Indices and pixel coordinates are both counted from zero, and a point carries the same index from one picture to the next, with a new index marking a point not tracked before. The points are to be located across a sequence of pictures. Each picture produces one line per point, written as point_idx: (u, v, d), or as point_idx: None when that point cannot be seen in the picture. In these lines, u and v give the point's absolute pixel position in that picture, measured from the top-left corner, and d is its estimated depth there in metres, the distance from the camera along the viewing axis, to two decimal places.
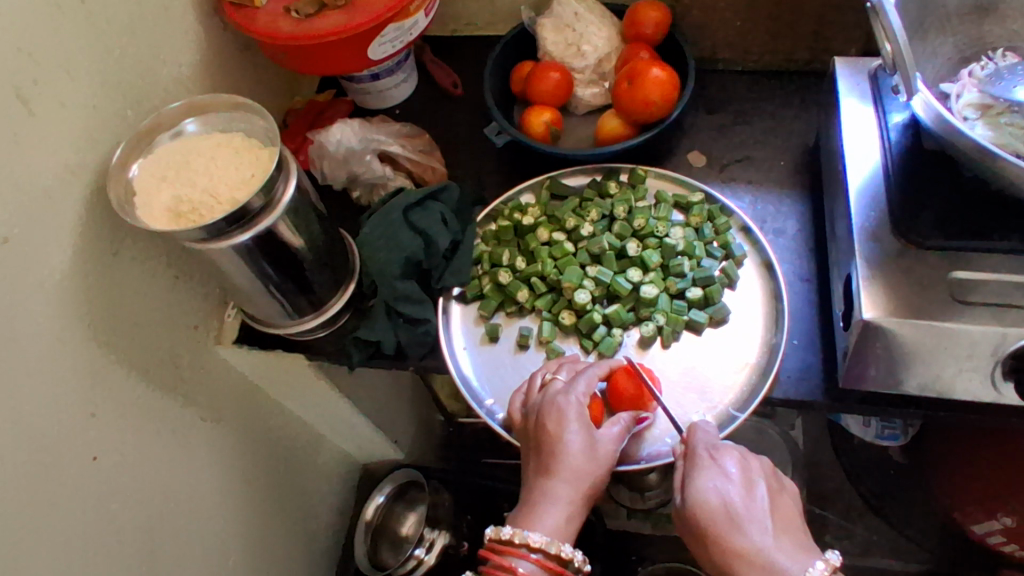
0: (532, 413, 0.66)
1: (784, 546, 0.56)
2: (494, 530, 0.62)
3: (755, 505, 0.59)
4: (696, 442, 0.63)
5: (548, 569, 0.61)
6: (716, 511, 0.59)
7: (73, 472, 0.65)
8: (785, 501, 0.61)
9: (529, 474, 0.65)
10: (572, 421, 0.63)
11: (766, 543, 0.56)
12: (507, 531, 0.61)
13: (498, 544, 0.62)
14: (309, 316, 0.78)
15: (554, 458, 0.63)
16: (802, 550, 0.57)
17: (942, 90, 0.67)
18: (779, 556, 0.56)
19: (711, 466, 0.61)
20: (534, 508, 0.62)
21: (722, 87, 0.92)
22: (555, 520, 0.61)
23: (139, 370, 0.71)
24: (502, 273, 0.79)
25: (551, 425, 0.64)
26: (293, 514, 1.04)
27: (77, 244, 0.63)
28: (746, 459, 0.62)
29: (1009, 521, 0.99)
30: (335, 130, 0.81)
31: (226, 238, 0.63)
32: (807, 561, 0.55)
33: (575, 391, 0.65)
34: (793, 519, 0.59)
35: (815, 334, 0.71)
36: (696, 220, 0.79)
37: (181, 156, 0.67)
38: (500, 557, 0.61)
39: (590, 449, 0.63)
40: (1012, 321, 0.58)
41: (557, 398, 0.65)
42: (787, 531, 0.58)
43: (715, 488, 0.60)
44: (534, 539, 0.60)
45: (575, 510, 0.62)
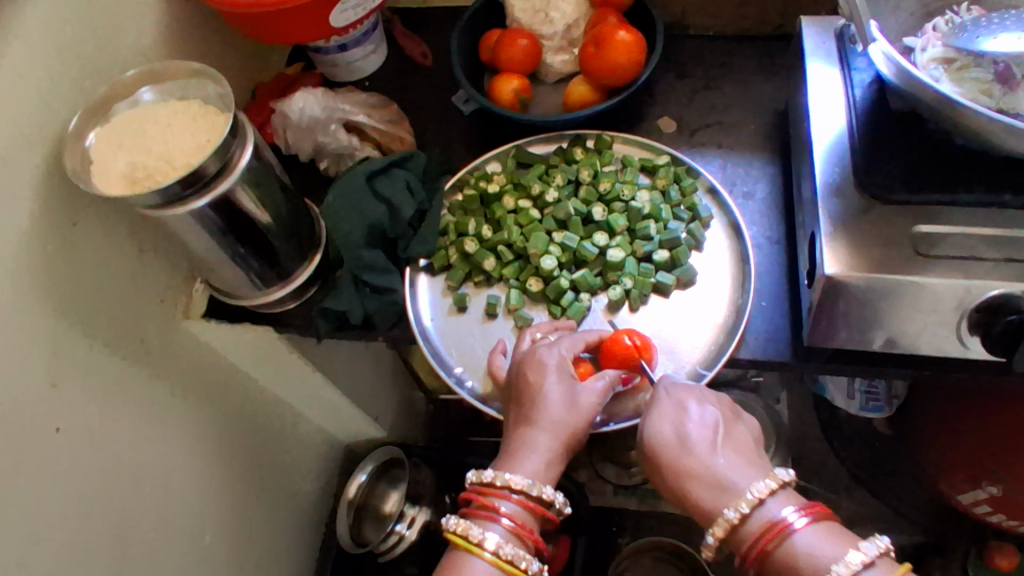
0: (513, 367, 0.66)
1: (734, 462, 0.57)
2: (475, 473, 0.61)
3: (704, 427, 0.59)
4: (660, 388, 0.63)
5: (530, 509, 0.59)
6: (667, 439, 0.59)
7: (38, 445, 0.64)
8: (740, 428, 0.61)
9: (508, 426, 0.64)
10: (551, 373, 0.63)
11: (716, 461, 0.57)
12: (489, 473, 0.60)
13: (479, 487, 0.61)
14: (276, 286, 0.77)
15: (533, 407, 0.62)
16: (753, 466, 0.57)
17: (907, 45, 0.64)
18: (730, 474, 0.56)
19: (664, 400, 0.61)
20: (513, 454, 0.61)
21: (692, 53, 0.91)
22: (537, 466, 0.60)
23: (105, 342, 0.71)
24: (468, 242, 0.78)
25: (531, 375, 0.63)
26: (273, 490, 1.05)
27: (36, 214, 0.62)
28: (703, 393, 0.62)
29: (994, 490, 1.01)
30: (298, 98, 0.80)
31: (182, 204, 0.63)
32: (755, 475, 0.56)
33: (558, 345, 0.65)
34: (747, 442, 0.60)
35: (783, 295, 0.71)
36: (662, 182, 0.78)
37: (137, 124, 0.66)
38: (483, 498, 0.60)
39: (570, 397, 0.62)
40: (977, 274, 0.57)
41: (539, 351, 0.65)
42: (739, 450, 0.58)
43: (669, 418, 0.60)
44: (515, 480, 0.59)
45: (557, 456, 0.61)
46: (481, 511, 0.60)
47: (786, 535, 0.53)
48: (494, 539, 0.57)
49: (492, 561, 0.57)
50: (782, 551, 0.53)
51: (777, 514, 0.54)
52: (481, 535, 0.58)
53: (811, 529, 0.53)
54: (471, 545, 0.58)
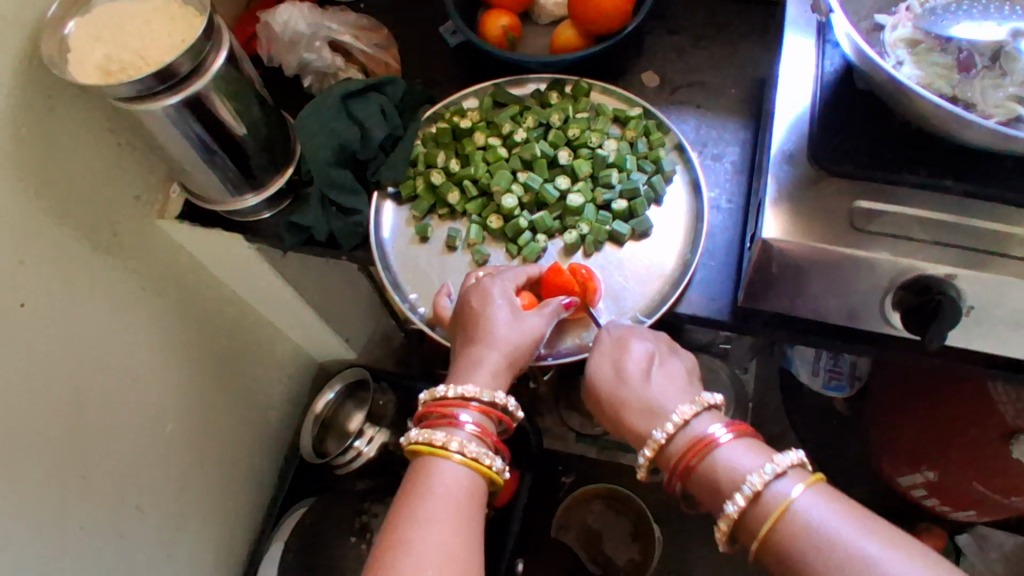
0: (459, 299, 0.68)
1: (666, 389, 0.60)
2: (430, 391, 0.62)
3: (640, 359, 0.62)
4: (603, 329, 0.66)
5: (486, 413, 0.61)
6: (605, 374, 0.62)
7: (2, 316, 0.68)
8: (676, 361, 0.64)
9: (455, 351, 0.66)
10: (496, 298, 0.66)
11: (648, 388, 0.60)
12: (441, 387, 0.61)
13: (435, 403, 0.61)
14: (249, 193, 0.79)
15: (480, 328, 0.64)
16: (684, 392, 0.60)
17: (876, 22, 0.65)
18: (661, 399, 0.59)
19: (603, 338, 0.65)
20: (462, 371, 0.63)
21: (688, 9, 0.90)
22: (488, 378, 0.62)
23: (75, 229, 0.74)
24: (435, 173, 0.80)
25: (476, 302, 0.66)
26: (238, 395, 1.09)
27: (10, 95, 0.64)
28: (643, 331, 0.65)
29: (930, 475, 1.07)
30: (283, 11, 0.80)
31: (155, 99, 0.65)
32: (683, 399, 0.59)
33: (502, 277, 0.68)
34: (682, 372, 0.62)
35: (732, 257, 0.73)
36: (632, 134, 0.80)
37: (117, 18, 0.67)
38: (443, 408, 0.60)
39: (515, 317, 0.65)
40: (906, 252, 0.59)
41: (484, 281, 0.68)
42: (672, 379, 0.61)
43: (608, 353, 0.63)
44: (467, 389, 0.60)
45: (503, 370, 0.63)
46: (442, 419, 0.59)
47: (709, 448, 0.55)
48: (461, 441, 0.57)
49: (462, 461, 0.57)
50: (705, 465, 0.55)
51: (703, 431, 0.56)
52: (445, 439, 0.58)
53: (734, 443, 0.55)
54: (436, 449, 0.57)
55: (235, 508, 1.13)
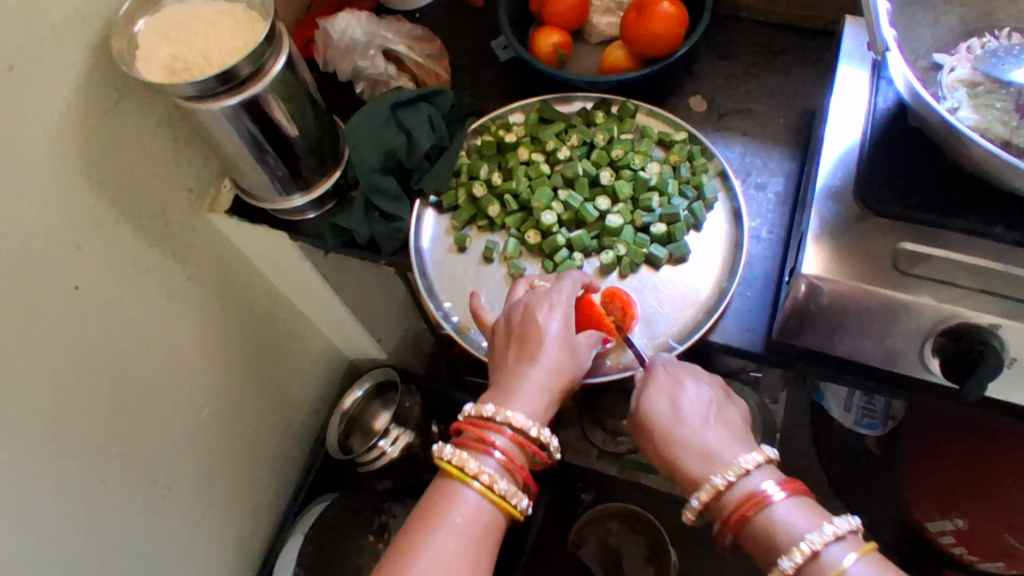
0: (516, 308, 0.67)
1: (724, 438, 0.59)
2: (475, 407, 0.63)
3: (698, 403, 0.61)
4: (659, 365, 0.65)
5: (522, 445, 0.62)
6: (661, 412, 0.61)
7: (57, 297, 0.71)
8: (732, 408, 0.63)
9: (503, 365, 0.66)
10: (558, 319, 0.65)
11: (706, 433, 0.59)
12: (491, 409, 0.62)
13: (477, 420, 0.63)
14: (296, 194, 0.82)
15: (536, 348, 0.64)
16: (741, 442, 0.60)
17: (934, 62, 0.64)
18: (719, 446, 0.59)
19: (661, 376, 0.64)
20: (514, 393, 0.63)
21: (740, 35, 0.90)
22: (537, 410, 0.63)
23: (130, 218, 0.77)
24: (477, 186, 0.81)
25: (540, 317, 0.65)
26: (271, 387, 1.12)
27: (80, 87, 0.67)
28: (698, 371, 0.65)
29: (960, 523, 1.03)
30: (341, 19, 0.83)
31: (215, 100, 0.67)
32: (741, 449, 0.58)
33: (564, 291, 0.68)
34: (737, 421, 0.62)
35: (769, 289, 0.73)
36: (675, 158, 0.80)
37: (184, 19, 0.70)
38: (479, 430, 0.62)
39: (572, 346, 0.65)
40: (950, 298, 0.58)
41: (547, 296, 0.67)
42: (730, 428, 0.61)
43: (665, 389, 0.63)
44: (516, 419, 0.61)
45: (550, 402, 0.64)
46: (474, 442, 0.61)
47: (765, 505, 0.55)
48: (486, 471, 0.59)
49: (482, 491, 0.59)
50: (760, 521, 0.55)
51: (757, 487, 0.56)
52: (476, 467, 0.59)
53: (788, 503, 0.55)
54: (465, 475, 0.59)
55: (258, 497, 1.16)
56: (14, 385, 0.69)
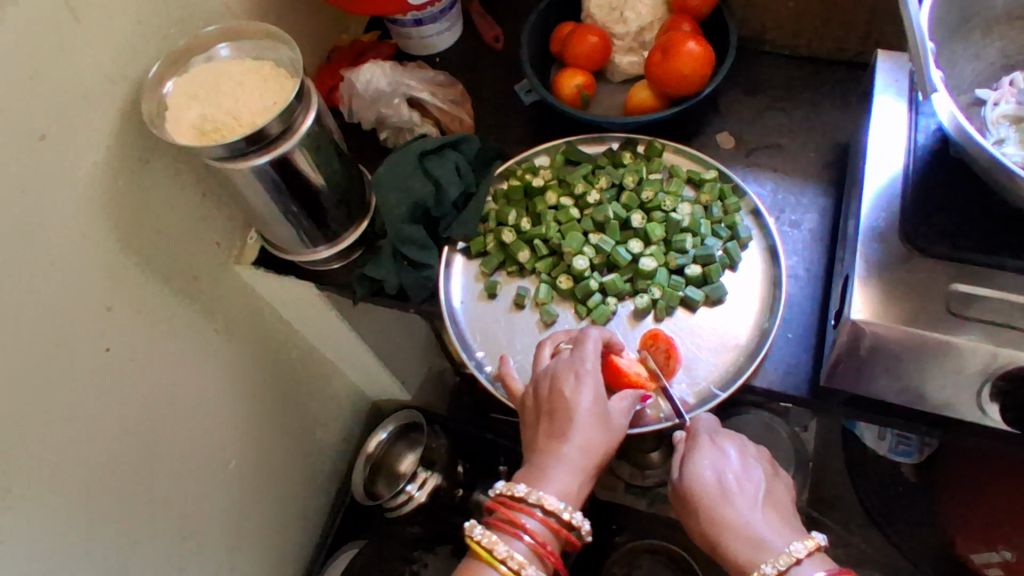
0: (544, 379, 0.67)
1: (771, 521, 0.60)
2: (506, 486, 0.63)
3: (745, 481, 0.62)
4: (704, 435, 0.66)
5: (555, 530, 0.61)
6: (709, 486, 0.62)
7: (88, 359, 0.70)
8: (778, 487, 0.65)
9: (536, 439, 0.65)
10: (587, 390, 0.64)
11: (754, 516, 0.60)
12: (521, 489, 0.62)
13: (507, 500, 0.63)
14: (323, 246, 0.81)
15: (567, 423, 0.64)
16: (789, 528, 0.60)
17: (977, 97, 0.63)
18: (768, 531, 0.59)
19: (709, 446, 0.65)
20: (546, 473, 0.62)
21: (765, 70, 0.89)
22: (569, 489, 0.62)
23: (157, 275, 0.76)
24: (506, 232, 0.80)
25: (567, 389, 0.65)
26: (296, 434, 1.10)
27: (110, 150, 0.67)
28: (743, 445, 0.66)
29: (1008, 555, 0.98)
30: (366, 70, 0.83)
31: (244, 159, 0.67)
32: (789, 535, 0.59)
33: (589, 357, 0.66)
34: (783, 502, 0.63)
35: (811, 330, 0.71)
36: (706, 197, 0.79)
37: (212, 78, 0.70)
38: (510, 511, 0.62)
39: (603, 418, 0.64)
40: (1007, 341, 0.56)
41: (572, 365, 0.66)
42: (775, 509, 0.61)
43: (712, 466, 0.64)
44: (548, 501, 0.61)
45: (584, 479, 0.63)
46: (505, 523, 0.62)
47: None
48: (516, 557, 0.60)
49: (508, 574, 0.60)
50: None
51: None
52: (503, 551, 0.60)
53: None
54: (491, 558, 0.60)
55: (285, 547, 1.14)
56: (44, 450, 0.67)
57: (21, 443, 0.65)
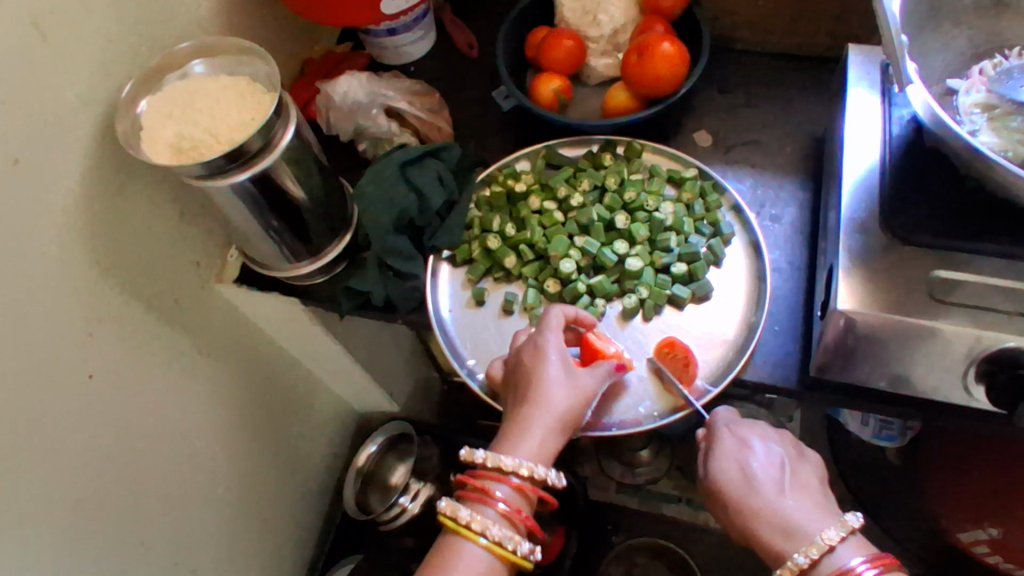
0: (513, 348, 0.69)
1: (801, 505, 0.60)
2: (470, 452, 0.63)
3: (770, 467, 0.63)
4: (724, 428, 0.66)
5: (524, 489, 0.62)
6: (734, 478, 0.63)
7: (70, 387, 0.68)
8: (807, 468, 0.65)
9: (506, 411, 0.66)
10: (547, 354, 0.65)
11: (783, 502, 0.60)
12: (481, 453, 0.62)
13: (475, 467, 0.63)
14: (306, 260, 0.80)
15: (528, 387, 0.64)
16: (822, 509, 0.60)
17: (949, 87, 0.65)
18: (797, 516, 0.59)
19: (731, 440, 0.65)
20: (512, 436, 0.63)
21: (737, 67, 0.91)
22: (531, 450, 0.62)
23: (138, 297, 0.74)
24: (492, 238, 0.80)
25: (528, 358, 0.66)
26: (284, 451, 1.08)
27: (85, 173, 0.66)
28: (766, 431, 0.66)
29: (994, 532, 0.96)
30: (343, 82, 0.83)
31: (225, 177, 0.66)
32: (821, 518, 0.59)
33: (552, 326, 0.68)
34: (814, 483, 0.63)
35: (796, 322, 0.72)
36: (688, 196, 0.80)
37: (188, 95, 0.69)
38: (477, 481, 0.63)
39: (568, 372, 0.65)
40: (989, 324, 0.57)
41: (536, 335, 0.67)
42: (806, 492, 0.62)
43: (735, 459, 0.64)
44: (507, 462, 0.61)
45: (550, 435, 0.63)
46: (476, 494, 0.62)
47: None
48: (483, 521, 0.60)
49: (488, 546, 0.60)
50: None
51: (845, 563, 0.57)
52: (471, 518, 0.60)
53: None
54: (461, 527, 0.60)
55: (279, 568, 1.12)
56: (28, 486, 0.65)
57: (6, 477, 0.63)
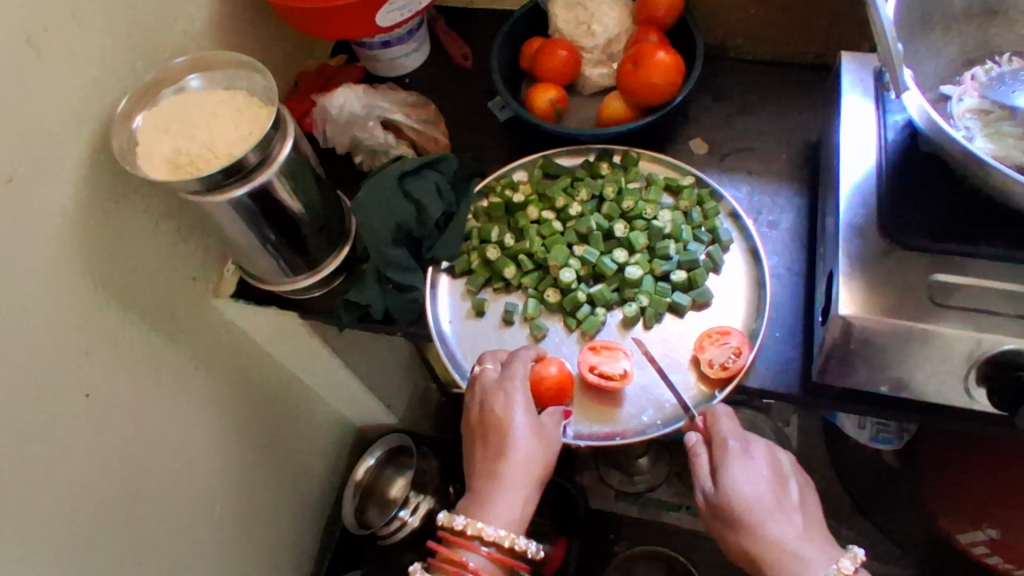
0: (476, 402, 0.68)
1: (812, 539, 0.60)
2: (447, 519, 0.63)
3: (779, 494, 0.62)
4: (734, 443, 0.65)
5: (498, 561, 0.63)
6: (748, 500, 0.61)
7: (68, 406, 0.67)
8: (810, 496, 0.64)
9: (477, 463, 0.67)
10: (519, 406, 0.66)
11: (794, 533, 0.60)
12: (461, 520, 0.63)
13: (450, 533, 0.64)
14: (304, 275, 0.80)
15: (504, 442, 0.65)
16: (828, 544, 0.60)
17: (942, 93, 0.65)
18: (807, 549, 0.59)
19: (743, 458, 0.64)
20: (487, 498, 0.64)
21: (730, 76, 0.91)
22: (508, 515, 0.63)
23: (134, 312, 0.74)
24: (491, 249, 0.80)
25: (500, 408, 0.66)
26: (282, 467, 1.07)
27: (81, 189, 0.65)
28: (772, 454, 0.66)
29: (993, 533, 0.96)
30: (339, 95, 0.82)
31: (222, 191, 0.65)
32: (833, 553, 0.59)
33: (518, 373, 0.68)
34: (816, 514, 0.63)
35: (796, 327, 0.72)
36: (685, 204, 0.80)
37: (184, 110, 0.69)
38: (451, 551, 0.64)
39: (539, 434, 0.66)
40: (989, 327, 0.57)
41: (504, 383, 0.67)
42: (811, 524, 0.62)
43: (749, 479, 0.62)
44: (488, 532, 0.62)
45: (526, 498, 0.64)
46: (450, 565, 0.64)
47: None
48: None
49: None
50: None
51: None
52: None
53: None
54: None
55: None
56: (24, 510, 0.64)
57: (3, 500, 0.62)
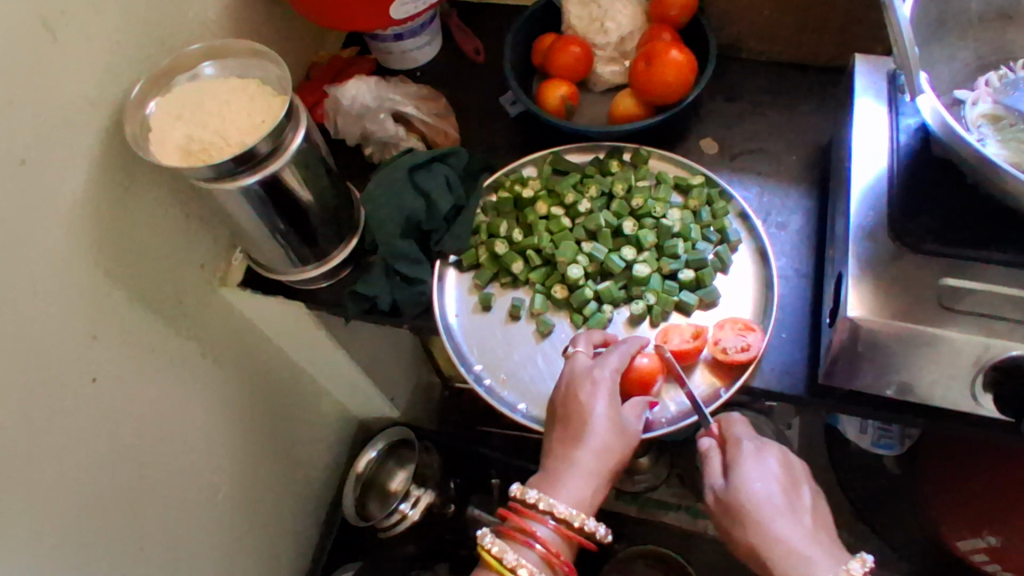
0: (560, 387, 0.67)
1: (819, 541, 0.60)
2: (519, 490, 0.64)
3: (786, 495, 0.63)
4: (746, 444, 0.67)
5: (566, 537, 0.63)
6: (758, 497, 0.62)
7: (73, 389, 0.68)
8: (822, 504, 0.65)
9: (551, 443, 0.66)
10: (602, 397, 0.65)
11: (801, 534, 0.60)
12: (532, 494, 0.63)
13: (519, 505, 0.65)
14: (311, 265, 0.79)
15: (581, 427, 0.64)
16: (837, 549, 0.60)
17: (957, 97, 0.65)
18: (813, 550, 0.59)
19: (754, 458, 0.65)
20: (558, 477, 0.64)
21: (742, 76, 0.91)
22: (578, 498, 0.63)
23: (141, 297, 0.74)
24: (499, 244, 0.80)
25: (581, 396, 0.65)
26: (284, 457, 1.07)
27: (92, 174, 0.65)
28: (785, 457, 0.67)
29: (993, 541, 0.95)
30: (351, 86, 0.82)
31: (233, 179, 0.66)
32: (840, 555, 0.59)
33: (608, 364, 0.67)
34: (829, 522, 0.63)
35: (802, 329, 0.72)
36: (694, 203, 0.80)
37: (197, 97, 0.69)
38: (521, 520, 0.64)
39: (621, 427, 0.65)
40: (996, 332, 0.58)
41: (590, 371, 0.66)
42: (823, 529, 0.62)
43: (759, 478, 0.64)
44: (558, 508, 0.62)
45: (599, 484, 0.64)
46: (517, 533, 0.64)
47: None
48: (525, 566, 0.62)
49: None
50: None
51: None
52: (514, 561, 0.62)
53: None
54: (502, 567, 0.62)
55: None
56: (28, 492, 0.65)
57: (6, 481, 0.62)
